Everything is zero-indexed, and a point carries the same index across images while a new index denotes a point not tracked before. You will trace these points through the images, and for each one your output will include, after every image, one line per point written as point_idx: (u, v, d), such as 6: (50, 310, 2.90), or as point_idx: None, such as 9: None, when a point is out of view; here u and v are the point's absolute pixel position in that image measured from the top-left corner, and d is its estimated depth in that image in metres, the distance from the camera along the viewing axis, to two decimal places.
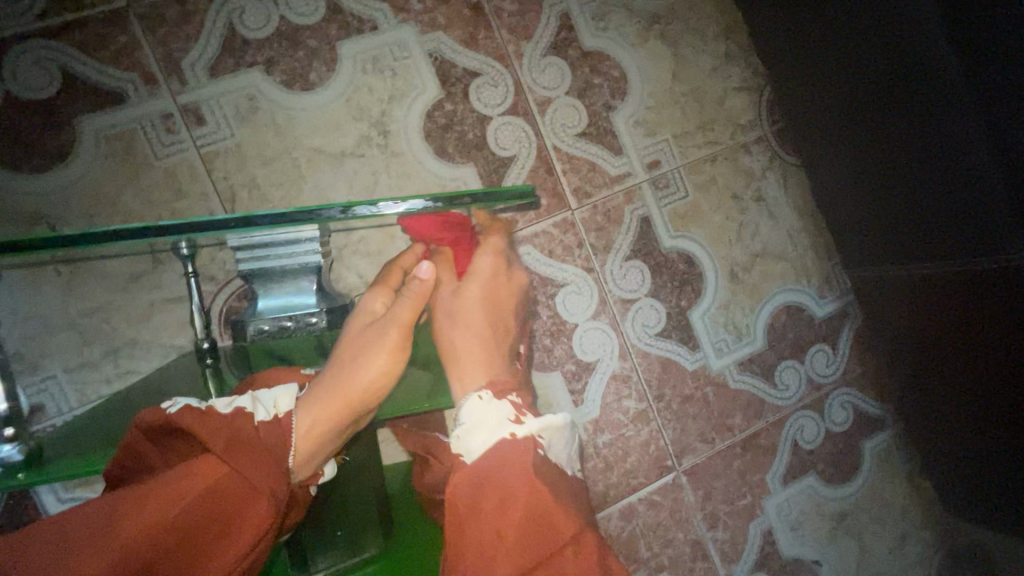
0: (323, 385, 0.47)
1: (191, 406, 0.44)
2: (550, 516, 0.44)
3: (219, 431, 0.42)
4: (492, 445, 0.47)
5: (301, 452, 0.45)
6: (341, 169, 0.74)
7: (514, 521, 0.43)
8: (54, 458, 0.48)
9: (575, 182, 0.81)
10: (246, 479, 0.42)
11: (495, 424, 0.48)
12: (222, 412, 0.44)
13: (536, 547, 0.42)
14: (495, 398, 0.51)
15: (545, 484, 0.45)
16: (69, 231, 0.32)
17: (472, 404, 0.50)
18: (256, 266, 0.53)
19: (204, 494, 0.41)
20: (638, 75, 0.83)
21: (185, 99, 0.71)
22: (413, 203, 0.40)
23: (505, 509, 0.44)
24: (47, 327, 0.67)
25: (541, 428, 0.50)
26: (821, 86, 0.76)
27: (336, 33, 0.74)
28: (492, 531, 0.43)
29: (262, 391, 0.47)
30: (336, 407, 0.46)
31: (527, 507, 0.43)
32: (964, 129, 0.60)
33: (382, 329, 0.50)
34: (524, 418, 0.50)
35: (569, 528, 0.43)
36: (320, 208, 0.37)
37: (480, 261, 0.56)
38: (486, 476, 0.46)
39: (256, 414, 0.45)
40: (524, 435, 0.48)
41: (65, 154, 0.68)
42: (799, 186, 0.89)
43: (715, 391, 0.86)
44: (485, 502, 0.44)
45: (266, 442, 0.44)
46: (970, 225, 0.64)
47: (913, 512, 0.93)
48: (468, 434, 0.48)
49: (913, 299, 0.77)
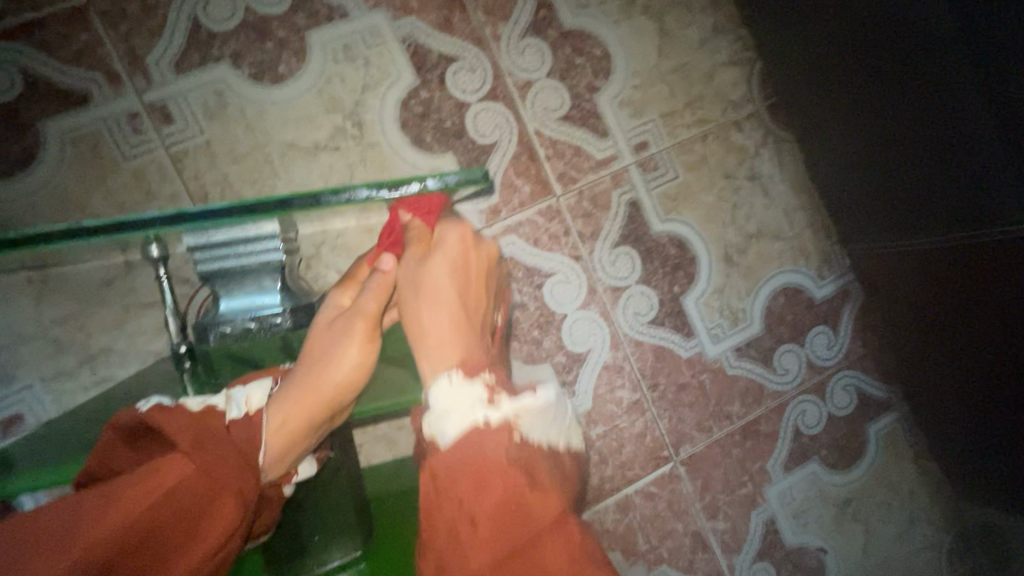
0: (294, 379, 0.45)
1: (162, 405, 0.42)
2: (529, 500, 0.39)
3: (188, 429, 0.40)
4: (464, 430, 0.42)
5: (272, 449, 0.43)
6: (316, 163, 0.72)
7: (487, 507, 0.39)
8: (26, 469, 0.47)
9: (560, 168, 0.78)
10: (213, 477, 0.40)
11: (466, 408, 0.43)
12: (195, 411, 0.42)
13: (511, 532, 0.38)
14: (466, 377, 0.45)
15: (522, 467, 0.40)
16: (38, 227, 0.37)
17: (440, 386, 0.45)
18: (216, 266, 0.52)
19: (167, 494, 0.38)
20: (622, 53, 0.80)
21: (151, 97, 0.69)
22: (361, 190, 0.43)
23: (480, 492, 0.39)
24: (22, 336, 0.66)
25: (518, 410, 0.43)
26: (812, 57, 0.72)
27: (305, 21, 0.71)
28: (464, 518, 0.39)
29: (237, 388, 0.45)
30: (309, 401, 0.44)
31: (503, 490, 0.39)
32: (962, 93, 0.56)
33: (349, 320, 0.48)
34: (499, 400, 0.44)
35: (548, 513, 0.38)
36: (259, 201, 0.40)
37: (444, 233, 0.54)
38: (459, 460, 0.41)
39: (227, 412, 0.43)
40: (499, 421, 0.43)
41: (32, 159, 0.67)
42: (794, 163, 0.86)
43: (712, 378, 0.84)
44: (456, 488, 0.40)
45: (237, 440, 0.42)
46: (973, 196, 0.61)
47: (921, 496, 0.90)
48: (437, 418, 0.44)
49: (915, 274, 0.74)
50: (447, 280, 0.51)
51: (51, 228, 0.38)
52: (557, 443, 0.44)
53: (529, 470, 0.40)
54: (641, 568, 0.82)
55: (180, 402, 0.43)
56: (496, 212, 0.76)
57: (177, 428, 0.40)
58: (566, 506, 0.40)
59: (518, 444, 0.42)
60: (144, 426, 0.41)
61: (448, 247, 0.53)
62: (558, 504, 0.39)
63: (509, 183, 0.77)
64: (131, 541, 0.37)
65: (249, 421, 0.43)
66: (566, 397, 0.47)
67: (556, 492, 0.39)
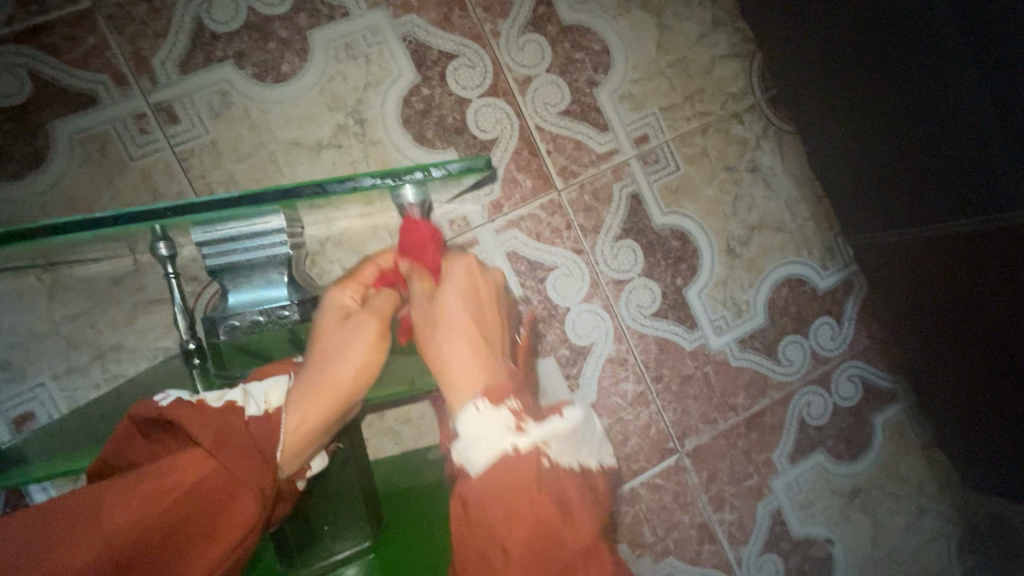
0: (308, 376, 0.46)
1: (181, 399, 0.43)
2: (561, 531, 0.40)
3: (209, 426, 0.41)
4: (494, 461, 0.42)
5: (291, 447, 0.44)
6: (319, 161, 0.73)
7: (519, 541, 0.40)
8: (41, 462, 0.48)
9: (561, 162, 0.79)
10: (234, 474, 0.40)
11: (494, 438, 0.43)
12: (213, 407, 0.43)
13: (545, 559, 0.39)
14: (493, 405, 0.45)
15: (553, 499, 0.41)
16: (57, 220, 0.39)
17: (468, 417, 0.44)
18: (224, 260, 0.53)
19: (188, 491, 0.39)
20: (621, 48, 0.80)
21: (157, 99, 0.70)
22: (366, 179, 0.44)
23: (511, 523, 0.40)
24: (34, 335, 0.67)
25: (546, 437, 0.43)
26: (808, 53, 0.73)
27: (306, 21, 0.72)
28: (498, 546, 0.40)
29: (253, 384, 0.46)
30: (324, 394, 0.46)
31: (535, 525, 0.39)
32: (959, 82, 0.57)
33: (362, 318, 0.50)
34: (527, 426, 0.44)
35: (580, 539, 0.40)
36: (264, 190, 0.41)
37: (454, 269, 0.56)
38: (489, 492, 0.41)
39: (246, 409, 0.43)
40: (527, 448, 0.43)
41: (41, 160, 0.68)
42: (795, 154, 0.86)
43: (716, 370, 0.84)
44: (488, 520, 0.41)
45: (257, 439, 0.42)
46: (973, 180, 0.60)
47: (929, 486, 0.90)
48: (466, 447, 0.44)
49: (919, 263, 0.74)
50: (464, 312, 0.52)
51: (67, 220, 0.40)
52: (588, 466, 0.45)
53: (560, 501, 0.41)
54: (649, 561, 0.82)
55: (198, 398, 0.44)
56: (498, 206, 0.77)
57: (199, 425, 0.41)
58: (597, 529, 0.41)
59: (547, 473, 0.42)
60: (164, 422, 0.42)
61: (460, 281, 0.54)
62: (590, 532, 0.41)
63: (510, 178, 0.77)
64: (150, 537, 0.37)
65: (269, 418, 0.43)
66: (590, 418, 0.47)
67: (587, 518, 0.41)
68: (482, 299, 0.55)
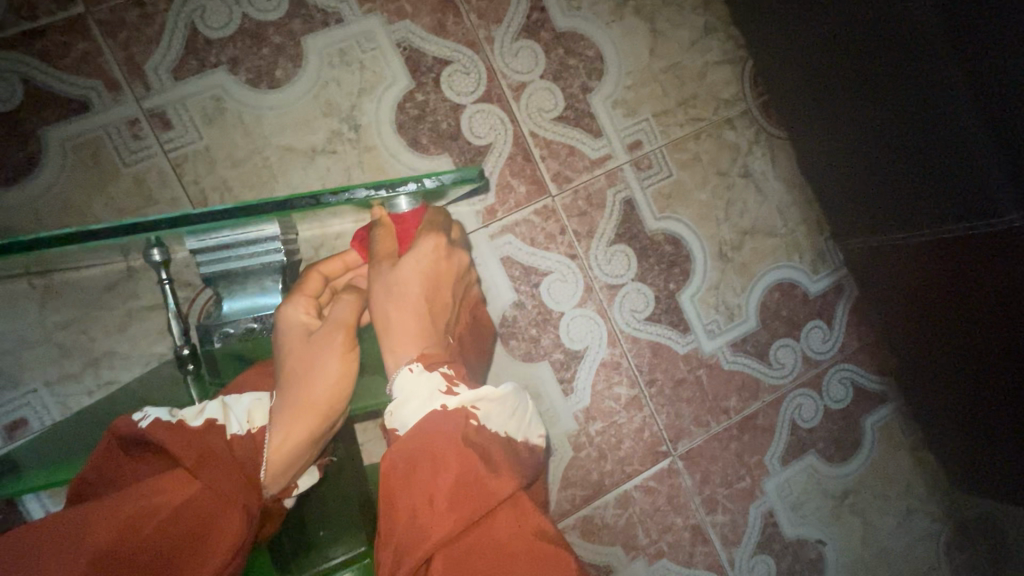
0: (287, 396, 0.45)
1: (162, 419, 0.43)
2: (485, 480, 0.40)
3: (192, 446, 0.41)
4: (423, 416, 0.43)
5: (273, 466, 0.43)
6: (313, 166, 0.73)
7: (444, 490, 0.39)
8: (33, 472, 0.48)
9: (555, 167, 0.79)
10: (219, 492, 0.40)
11: (424, 397, 0.44)
12: (195, 425, 0.43)
13: (469, 505, 0.39)
14: (426, 369, 0.46)
15: (475, 449, 0.41)
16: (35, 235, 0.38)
17: (404, 377, 0.45)
18: (218, 267, 0.53)
19: (176, 508, 0.39)
20: (614, 54, 0.81)
21: (150, 104, 0.70)
22: (360, 191, 0.44)
23: (437, 474, 0.40)
24: (26, 342, 0.67)
25: (476, 399, 0.45)
26: (801, 58, 0.74)
27: (301, 27, 0.72)
28: (422, 496, 0.39)
29: (234, 397, 0.46)
30: (304, 410, 0.45)
31: (460, 476, 0.39)
32: (948, 85, 0.57)
33: (327, 332, 0.48)
34: (458, 389, 0.45)
35: (504, 487, 0.40)
36: (256, 203, 0.40)
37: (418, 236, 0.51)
38: (419, 445, 0.42)
39: (228, 427, 0.44)
40: (456, 407, 0.44)
41: (33, 166, 0.68)
42: (786, 159, 0.87)
43: (709, 373, 0.84)
44: (416, 470, 0.41)
45: (239, 457, 0.43)
46: (964, 188, 0.61)
47: (918, 487, 0.91)
48: (399, 407, 0.45)
49: (908, 266, 0.74)
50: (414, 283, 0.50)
51: (48, 235, 0.39)
52: (515, 436, 0.46)
53: (486, 453, 0.41)
54: (643, 563, 0.82)
55: (180, 416, 0.43)
56: (492, 212, 0.77)
57: (181, 443, 0.41)
58: (522, 484, 0.41)
59: (474, 431, 0.43)
60: (145, 441, 0.42)
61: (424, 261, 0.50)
62: (515, 482, 0.41)
63: (505, 183, 0.78)
64: (137, 558, 0.37)
65: (251, 438, 0.44)
66: (524, 391, 0.49)
67: (511, 471, 0.41)
68: (439, 268, 0.52)
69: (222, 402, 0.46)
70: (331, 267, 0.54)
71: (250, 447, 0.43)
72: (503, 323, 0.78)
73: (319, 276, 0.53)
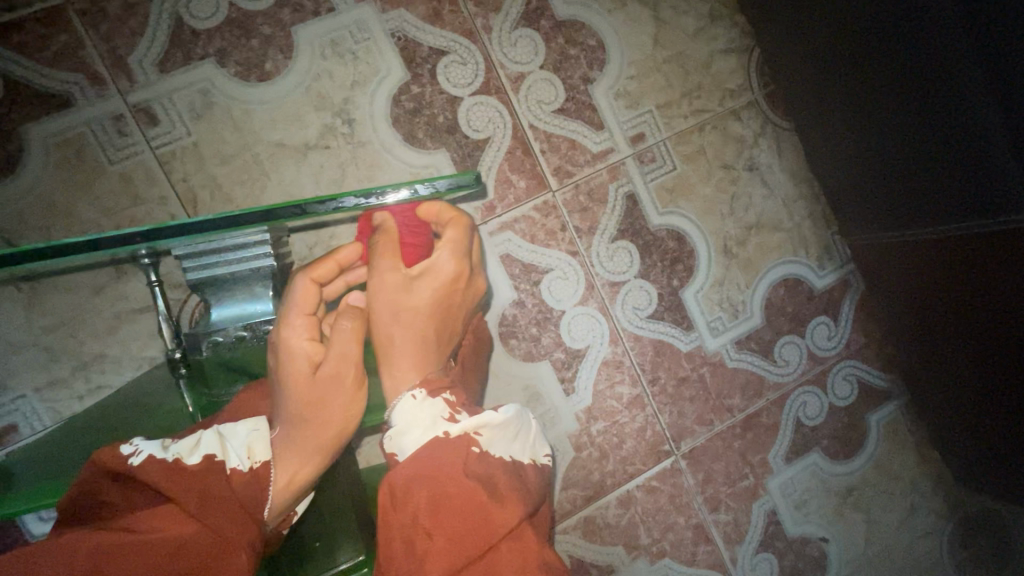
0: (294, 430, 0.43)
1: (155, 457, 0.39)
2: (489, 512, 0.39)
3: (191, 488, 0.38)
4: (424, 444, 0.43)
5: (280, 500, 0.42)
6: (305, 163, 0.70)
7: (446, 524, 0.39)
8: (16, 483, 0.47)
9: (555, 162, 0.77)
10: (220, 534, 0.38)
11: (426, 424, 0.44)
12: (192, 464, 0.39)
13: (471, 540, 0.38)
14: (429, 395, 0.46)
15: (477, 480, 0.41)
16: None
17: (405, 404, 0.45)
18: (206, 274, 0.51)
19: (172, 550, 0.37)
20: (616, 43, 0.78)
21: (135, 99, 0.67)
22: (350, 198, 0.40)
23: (437, 507, 0.39)
24: (13, 346, 0.65)
25: (478, 424, 0.44)
26: (812, 55, 0.71)
27: (290, 17, 0.70)
28: (422, 530, 0.39)
29: (230, 427, 0.42)
30: (310, 447, 0.43)
31: (463, 510, 0.39)
32: (969, 89, 0.55)
33: (335, 370, 0.44)
34: (460, 416, 0.45)
35: (509, 519, 0.39)
36: (242, 214, 0.37)
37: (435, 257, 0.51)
38: (418, 474, 0.41)
39: (228, 463, 0.40)
40: (458, 434, 0.44)
41: (15, 164, 0.66)
42: (793, 152, 0.84)
43: (712, 371, 0.83)
44: (416, 501, 0.40)
45: (241, 495, 0.40)
46: (979, 185, 0.59)
47: (922, 484, 0.91)
48: (399, 434, 0.45)
49: (915, 264, 0.73)
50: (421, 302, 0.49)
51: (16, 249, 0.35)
52: (520, 459, 0.46)
53: (489, 483, 0.41)
54: (644, 563, 0.82)
55: (174, 453, 0.39)
56: (491, 208, 0.75)
57: (176, 485, 0.38)
58: (526, 514, 0.41)
59: (476, 459, 0.43)
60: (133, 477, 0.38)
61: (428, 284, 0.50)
62: (520, 512, 0.40)
63: (504, 179, 0.75)
64: None
65: (254, 476, 0.41)
66: (526, 413, 0.49)
67: (515, 500, 0.41)
68: (450, 288, 0.52)
69: (216, 431, 0.42)
70: (325, 271, 0.49)
71: (254, 488, 0.41)
72: (503, 323, 0.76)
73: (316, 287, 0.48)
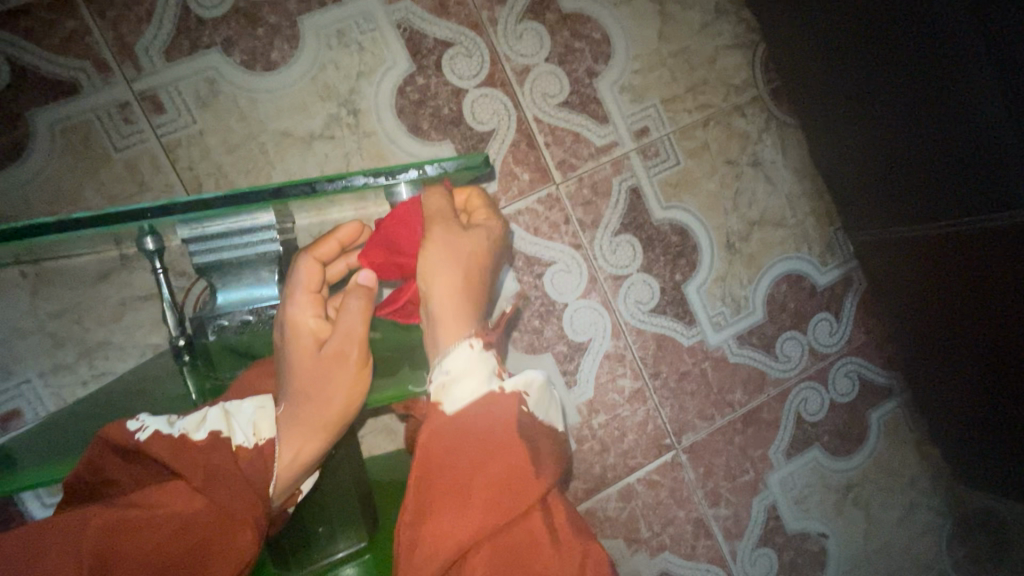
0: (298, 407, 0.43)
1: (163, 432, 0.40)
2: (529, 471, 0.41)
3: (198, 464, 0.39)
4: (479, 395, 0.42)
5: (285, 478, 0.42)
6: (310, 152, 0.70)
7: (488, 479, 0.40)
8: (22, 462, 0.47)
9: (559, 155, 0.77)
10: (226, 510, 0.39)
11: (481, 376, 0.43)
12: (198, 439, 0.40)
13: (511, 499, 0.40)
14: (483, 347, 0.45)
15: (521, 439, 0.41)
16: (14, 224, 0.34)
17: (462, 351, 0.44)
18: (212, 258, 0.51)
19: (179, 525, 0.38)
20: (621, 37, 0.78)
21: (141, 87, 0.67)
22: (358, 177, 0.40)
23: (482, 463, 0.40)
24: (17, 331, 0.66)
25: (528, 384, 0.44)
26: (819, 50, 0.71)
27: (297, 7, 0.70)
28: (465, 483, 0.40)
29: (236, 404, 0.42)
30: (314, 425, 0.43)
31: (506, 467, 0.40)
32: (972, 84, 0.55)
33: (339, 348, 0.43)
34: (510, 373, 0.45)
35: (548, 480, 0.41)
36: (249, 192, 0.37)
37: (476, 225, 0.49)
38: (465, 428, 0.41)
39: (233, 439, 0.41)
40: (510, 390, 0.43)
41: (21, 151, 0.66)
42: (797, 148, 0.85)
43: (714, 366, 0.83)
44: (461, 455, 0.41)
45: (247, 472, 0.40)
46: (981, 179, 0.59)
47: (922, 481, 0.91)
48: (450, 383, 0.43)
49: (915, 259, 0.73)
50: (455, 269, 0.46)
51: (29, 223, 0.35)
52: (558, 424, 0.46)
53: (531, 443, 0.42)
54: (643, 557, 0.82)
55: (181, 428, 0.40)
56: (495, 200, 0.75)
57: (185, 460, 0.39)
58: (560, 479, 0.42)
59: (524, 417, 0.43)
60: (141, 452, 0.39)
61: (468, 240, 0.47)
62: (557, 477, 0.42)
63: (507, 172, 0.76)
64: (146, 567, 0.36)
65: (259, 453, 0.41)
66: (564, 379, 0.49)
67: (553, 462, 0.42)
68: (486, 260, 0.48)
69: (222, 408, 0.42)
70: (326, 250, 0.48)
71: (260, 465, 0.41)
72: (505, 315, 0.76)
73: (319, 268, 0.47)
